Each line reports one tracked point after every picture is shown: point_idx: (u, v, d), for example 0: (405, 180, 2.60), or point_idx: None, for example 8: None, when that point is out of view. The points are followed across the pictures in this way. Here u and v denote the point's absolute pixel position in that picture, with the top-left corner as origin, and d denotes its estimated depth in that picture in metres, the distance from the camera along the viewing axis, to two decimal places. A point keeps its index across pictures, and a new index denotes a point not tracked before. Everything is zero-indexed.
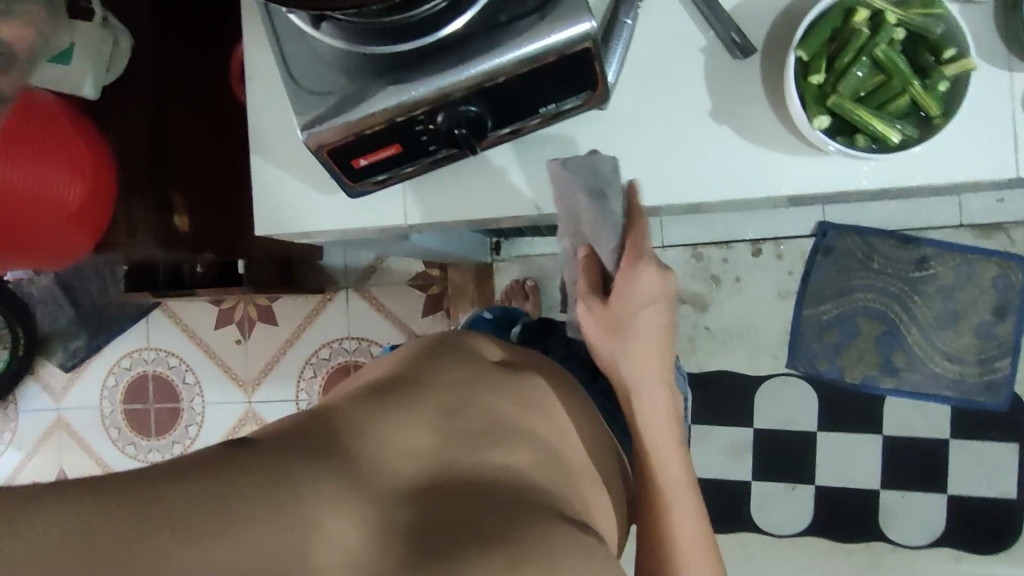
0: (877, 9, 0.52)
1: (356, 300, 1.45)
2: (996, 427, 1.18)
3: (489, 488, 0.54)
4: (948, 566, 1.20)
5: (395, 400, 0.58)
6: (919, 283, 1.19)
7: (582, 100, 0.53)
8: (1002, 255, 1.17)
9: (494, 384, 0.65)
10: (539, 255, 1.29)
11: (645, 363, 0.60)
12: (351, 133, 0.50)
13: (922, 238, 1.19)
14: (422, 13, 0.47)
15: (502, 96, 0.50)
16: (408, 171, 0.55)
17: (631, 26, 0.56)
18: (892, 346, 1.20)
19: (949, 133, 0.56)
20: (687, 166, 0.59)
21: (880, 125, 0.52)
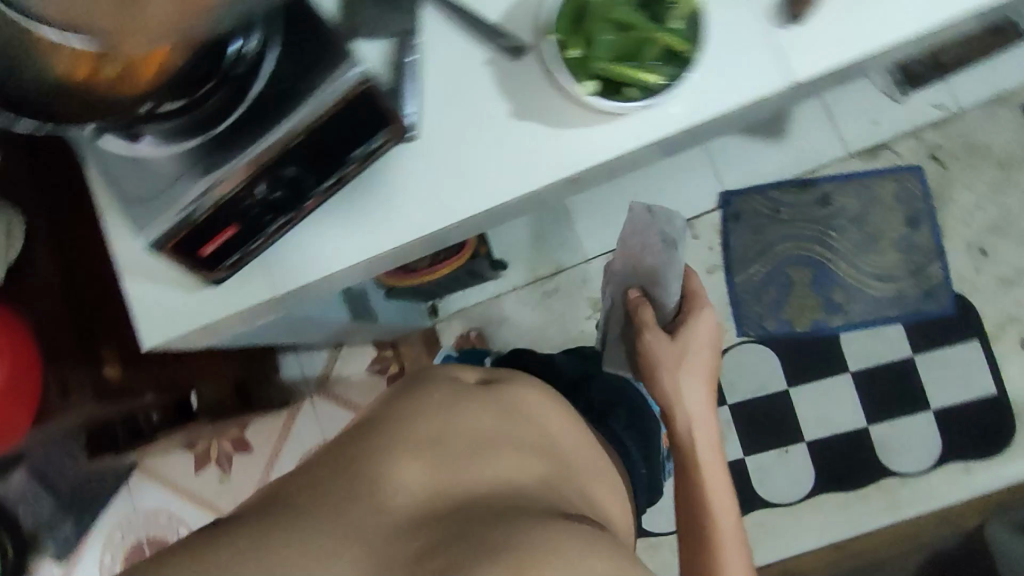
0: None
1: (325, 407, 1.47)
2: (952, 330, 1.20)
3: (489, 497, 0.59)
4: (961, 480, 1.17)
5: (388, 438, 0.64)
6: (830, 219, 1.24)
7: (385, 137, 0.56)
8: (893, 171, 1.24)
9: (480, 406, 0.71)
10: (475, 306, 1.31)
11: (695, 395, 0.84)
12: (189, 222, 0.55)
13: (817, 178, 1.25)
14: (212, 99, 0.53)
15: (307, 151, 0.55)
16: (257, 246, 0.59)
17: (416, 62, 0.60)
18: (829, 285, 1.23)
19: (724, 60, 0.57)
20: (499, 162, 0.59)
21: (648, 75, 0.55)
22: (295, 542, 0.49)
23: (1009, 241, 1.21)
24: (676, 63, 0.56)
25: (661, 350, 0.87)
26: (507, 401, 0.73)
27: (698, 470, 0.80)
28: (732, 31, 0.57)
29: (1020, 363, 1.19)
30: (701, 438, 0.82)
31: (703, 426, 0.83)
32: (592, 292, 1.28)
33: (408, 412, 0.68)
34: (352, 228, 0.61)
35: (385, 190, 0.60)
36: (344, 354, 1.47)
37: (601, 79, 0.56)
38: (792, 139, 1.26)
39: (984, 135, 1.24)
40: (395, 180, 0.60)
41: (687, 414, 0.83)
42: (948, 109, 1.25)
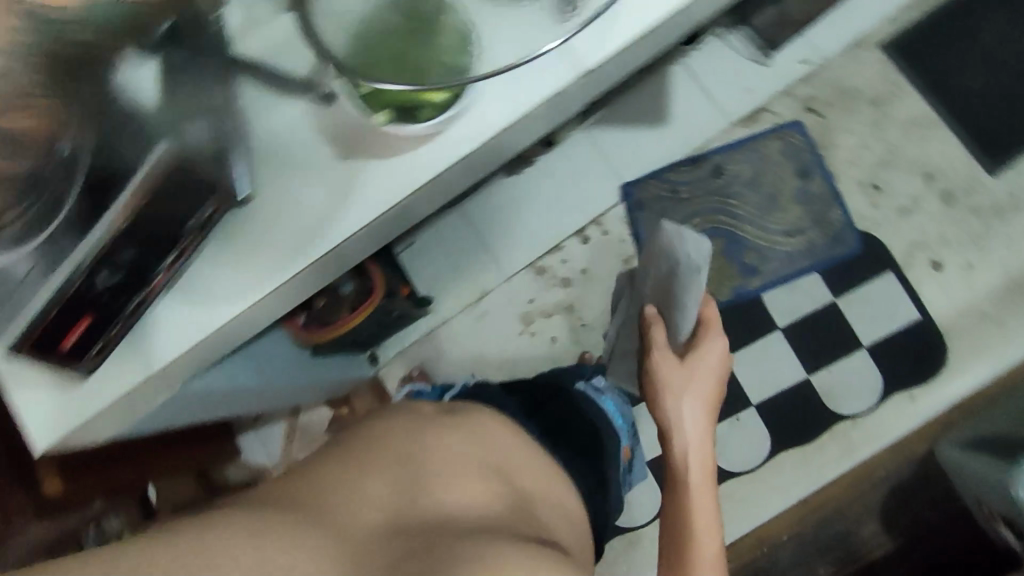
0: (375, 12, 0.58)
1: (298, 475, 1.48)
2: (865, 267, 1.24)
3: (455, 517, 0.62)
4: (908, 409, 1.20)
5: (351, 467, 0.67)
6: (727, 187, 1.28)
7: (213, 204, 0.59)
8: (776, 129, 1.29)
9: (450, 434, 0.75)
10: (413, 345, 1.33)
11: (693, 411, 0.83)
12: (41, 319, 0.58)
13: (706, 152, 1.30)
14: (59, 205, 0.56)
15: (135, 235, 0.57)
16: (118, 332, 0.61)
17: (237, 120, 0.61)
18: (739, 251, 1.26)
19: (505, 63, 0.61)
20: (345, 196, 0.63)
21: (437, 96, 0.57)
22: (234, 527, 0.51)
23: (898, 173, 1.26)
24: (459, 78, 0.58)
25: (675, 374, 0.86)
26: (482, 427, 0.79)
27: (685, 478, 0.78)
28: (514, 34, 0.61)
29: (934, 284, 1.23)
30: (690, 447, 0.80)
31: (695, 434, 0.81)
32: (520, 306, 1.31)
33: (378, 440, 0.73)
34: (227, 290, 0.63)
35: (252, 234, 0.63)
36: (303, 419, 1.50)
37: (394, 107, 0.57)
38: (675, 121, 1.31)
39: (852, 78, 1.29)
40: (254, 225, 0.63)
41: (683, 429, 0.82)
42: (814, 61, 1.30)
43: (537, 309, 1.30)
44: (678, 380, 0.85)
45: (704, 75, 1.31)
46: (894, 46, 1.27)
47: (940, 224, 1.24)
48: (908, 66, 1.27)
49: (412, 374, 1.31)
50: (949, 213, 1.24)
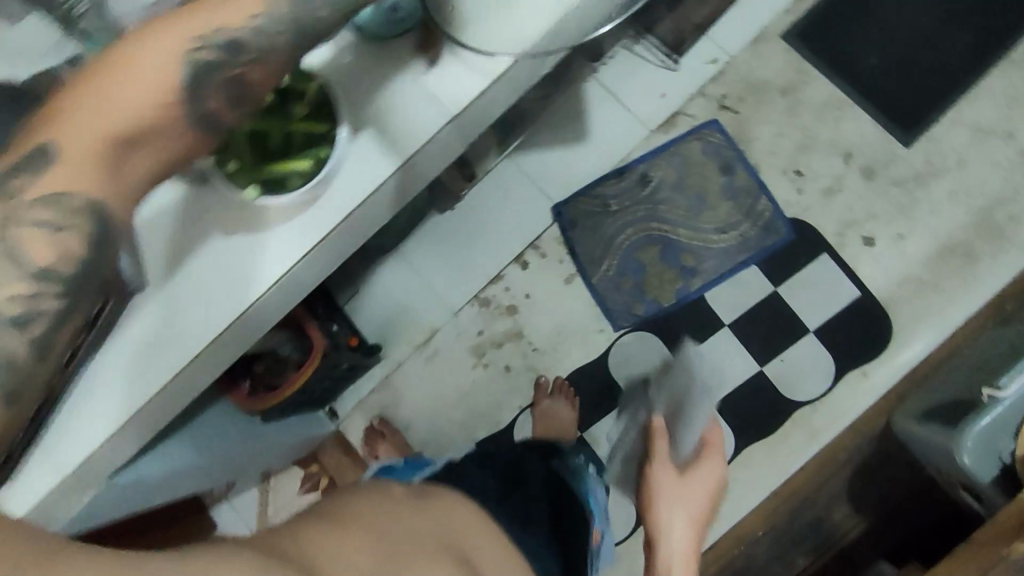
0: None
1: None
2: (799, 253, 1.26)
3: None
4: (862, 386, 1.21)
5: (327, 529, 0.59)
6: (654, 194, 1.29)
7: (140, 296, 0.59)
8: (694, 131, 1.30)
9: (413, 518, 0.67)
10: (370, 394, 1.33)
11: (682, 533, 0.77)
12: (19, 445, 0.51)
13: (629, 163, 1.31)
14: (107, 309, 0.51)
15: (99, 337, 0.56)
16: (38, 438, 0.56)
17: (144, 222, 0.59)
18: (675, 255, 1.27)
19: (397, 122, 0.62)
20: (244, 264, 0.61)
21: (297, 167, 0.58)
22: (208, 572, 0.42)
23: (818, 156, 1.28)
24: (317, 146, 0.58)
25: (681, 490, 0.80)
26: (457, 514, 0.73)
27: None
28: (392, 104, 0.62)
29: (870, 259, 1.25)
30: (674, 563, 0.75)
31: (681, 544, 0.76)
32: (470, 340, 1.30)
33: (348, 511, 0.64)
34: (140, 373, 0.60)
35: (218, 276, 0.61)
36: (276, 483, 1.45)
37: (258, 184, 0.58)
38: (595, 137, 1.32)
39: (760, 71, 1.30)
40: (224, 262, 0.61)
41: (669, 549, 0.75)
42: (721, 60, 1.31)
43: (487, 340, 1.30)
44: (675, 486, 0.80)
45: (617, 87, 1.32)
46: (795, 34, 1.29)
47: (866, 200, 1.26)
48: (811, 52, 1.29)
49: (372, 424, 1.30)
50: (872, 188, 1.26)
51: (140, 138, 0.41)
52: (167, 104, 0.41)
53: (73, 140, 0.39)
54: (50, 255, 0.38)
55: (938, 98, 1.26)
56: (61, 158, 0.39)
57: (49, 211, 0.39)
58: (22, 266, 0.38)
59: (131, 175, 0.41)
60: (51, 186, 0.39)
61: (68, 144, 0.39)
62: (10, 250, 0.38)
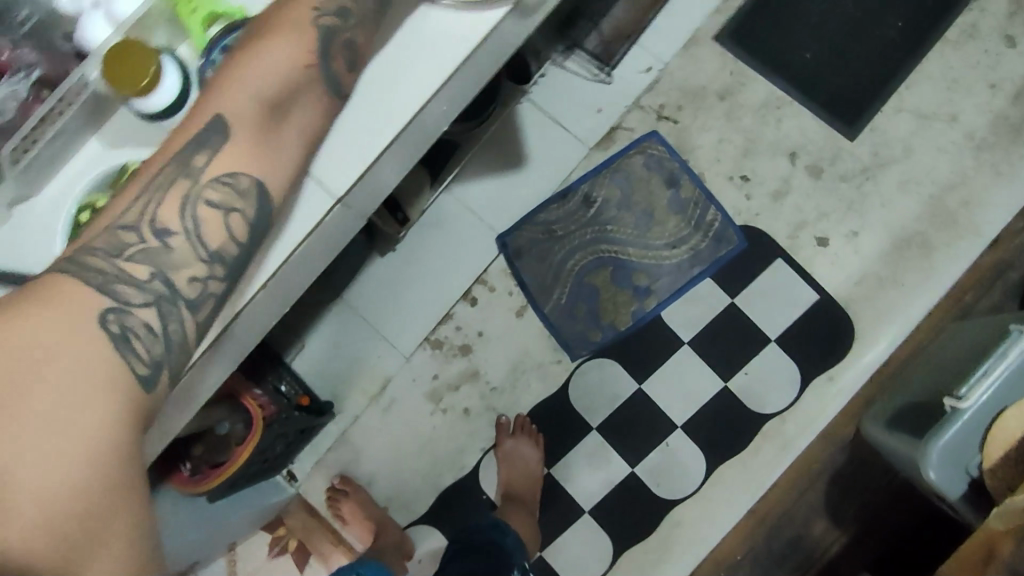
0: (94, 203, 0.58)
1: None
2: (752, 261, 1.22)
3: None
4: (829, 391, 1.18)
5: None
6: (602, 214, 1.25)
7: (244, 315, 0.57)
8: (634, 145, 1.25)
9: None
10: (329, 451, 1.27)
11: None
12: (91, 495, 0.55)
13: (572, 184, 1.26)
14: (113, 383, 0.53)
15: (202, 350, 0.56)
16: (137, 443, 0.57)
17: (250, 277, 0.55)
18: (627, 275, 1.24)
19: (402, 77, 0.56)
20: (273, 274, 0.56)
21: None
22: None
23: (762, 158, 1.24)
24: None
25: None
26: None
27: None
28: (400, 60, 0.56)
29: (824, 260, 1.21)
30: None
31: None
32: (425, 385, 1.25)
33: None
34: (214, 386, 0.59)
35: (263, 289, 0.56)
36: (242, 550, 1.30)
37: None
38: (534, 161, 1.27)
39: (695, 76, 1.26)
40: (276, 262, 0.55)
41: None
42: (656, 68, 1.27)
43: (443, 384, 1.25)
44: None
45: (551, 105, 1.26)
46: (728, 35, 1.25)
47: (814, 198, 1.22)
48: (746, 52, 1.25)
49: (334, 483, 1.26)
50: (820, 186, 1.22)
51: (286, 105, 0.50)
52: (302, 81, 0.50)
53: (236, 113, 0.48)
54: (222, 236, 0.49)
55: (877, 88, 1.22)
56: (230, 137, 0.49)
57: (224, 190, 0.49)
58: (204, 250, 0.49)
59: (288, 147, 0.50)
60: (225, 167, 0.49)
61: (227, 134, 0.49)
62: (197, 231, 0.48)
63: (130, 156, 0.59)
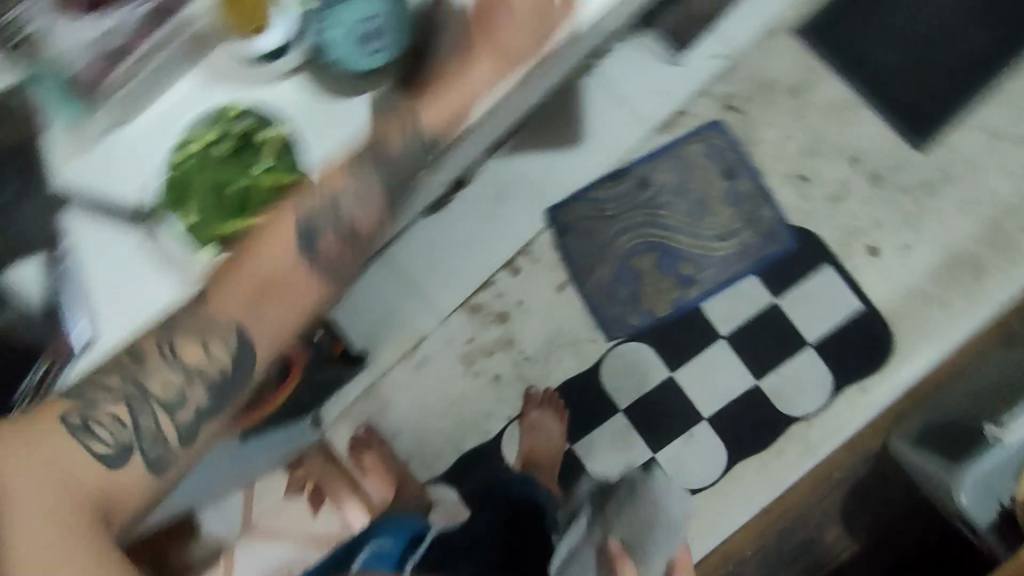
0: (196, 142, 0.57)
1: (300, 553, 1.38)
2: (800, 263, 1.21)
3: None
4: (860, 401, 1.18)
5: None
6: (655, 198, 1.24)
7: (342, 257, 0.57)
8: (695, 132, 1.24)
9: None
10: (357, 401, 1.29)
11: None
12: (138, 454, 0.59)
13: (628, 165, 1.25)
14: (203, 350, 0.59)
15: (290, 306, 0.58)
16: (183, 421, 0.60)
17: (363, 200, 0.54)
18: (672, 262, 1.23)
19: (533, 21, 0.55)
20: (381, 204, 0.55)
21: (258, 219, 0.55)
22: None
23: (825, 159, 1.21)
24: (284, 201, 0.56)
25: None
26: None
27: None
28: None
29: (873, 271, 1.20)
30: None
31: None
32: (459, 347, 1.27)
33: None
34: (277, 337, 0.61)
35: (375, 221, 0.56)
36: (259, 488, 1.30)
37: (218, 240, 0.56)
38: (593, 137, 1.25)
39: (767, 69, 1.23)
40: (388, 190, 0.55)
41: None
42: (726, 57, 1.24)
43: (476, 348, 1.26)
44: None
45: (617, 81, 1.23)
46: (805, 30, 1.22)
47: (872, 207, 1.20)
48: (823, 49, 1.22)
49: (358, 433, 1.28)
50: (879, 195, 1.20)
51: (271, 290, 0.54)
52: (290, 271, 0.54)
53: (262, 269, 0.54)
54: (201, 357, 0.55)
55: (952, 102, 1.19)
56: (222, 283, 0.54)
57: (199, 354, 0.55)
58: (180, 364, 0.55)
59: (283, 314, 0.55)
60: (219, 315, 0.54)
61: (243, 279, 0.54)
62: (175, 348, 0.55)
63: (228, 98, 0.58)
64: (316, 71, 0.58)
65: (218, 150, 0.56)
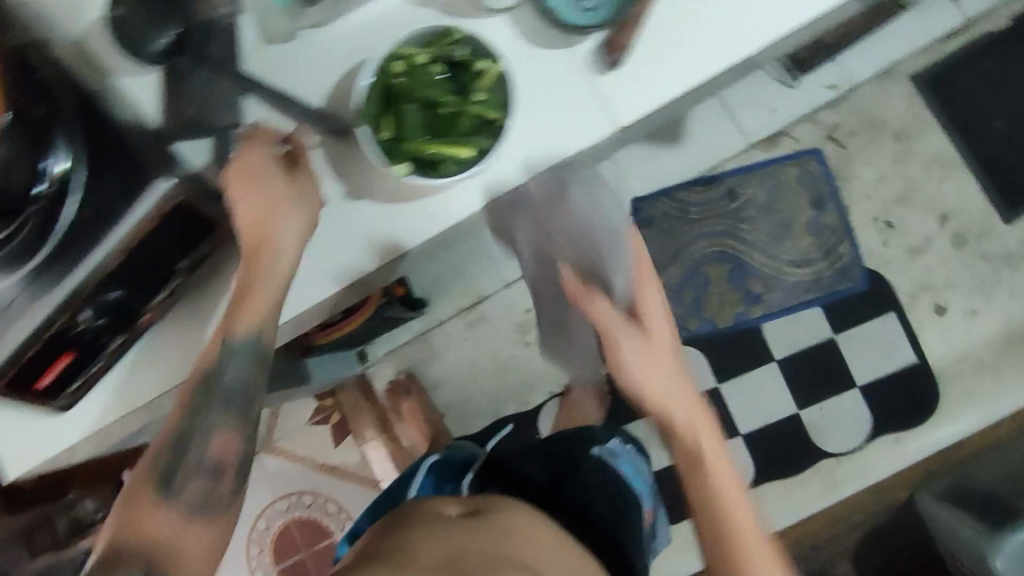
0: (411, 58, 0.56)
1: (318, 476, 1.43)
2: (867, 305, 1.22)
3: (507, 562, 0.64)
4: (895, 451, 1.20)
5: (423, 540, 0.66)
6: (740, 211, 1.25)
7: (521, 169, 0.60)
8: (795, 156, 1.24)
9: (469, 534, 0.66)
10: (405, 345, 1.31)
11: (653, 374, 0.63)
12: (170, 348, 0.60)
13: (722, 173, 1.25)
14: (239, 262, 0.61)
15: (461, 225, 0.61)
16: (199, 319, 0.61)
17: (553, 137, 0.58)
18: (743, 278, 1.24)
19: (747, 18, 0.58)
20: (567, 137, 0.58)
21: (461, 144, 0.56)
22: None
23: (914, 211, 1.22)
24: (488, 131, 0.56)
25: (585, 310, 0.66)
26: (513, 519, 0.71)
27: (688, 444, 0.62)
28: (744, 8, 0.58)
29: (936, 328, 1.21)
30: (697, 439, 0.62)
31: (692, 414, 0.63)
32: (516, 315, 1.28)
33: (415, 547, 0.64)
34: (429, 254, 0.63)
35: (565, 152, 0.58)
36: (288, 410, 1.44)
37: (414, 158, 0.56)
38: (692, 139, 1.25)
39: (877, 109, 1.24)
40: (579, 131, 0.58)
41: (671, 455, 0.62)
42: (841, 88, 1.24)
43: (533, 320, 1.28)
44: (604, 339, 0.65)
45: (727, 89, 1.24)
46: (924, 80, 1.23)
47: (949, 267, 1.22)
48: (936, 102, 1.23)
49: (400, 377, 1.29)
50: (958, 256, 1.22)
51: None
52: None
53: None
54: None
55: None
56: None
57: None
58: None
59: None
60: None
61: None
62: None
63: (434, 22, 0.59)
64: (530, 12, 0.58)
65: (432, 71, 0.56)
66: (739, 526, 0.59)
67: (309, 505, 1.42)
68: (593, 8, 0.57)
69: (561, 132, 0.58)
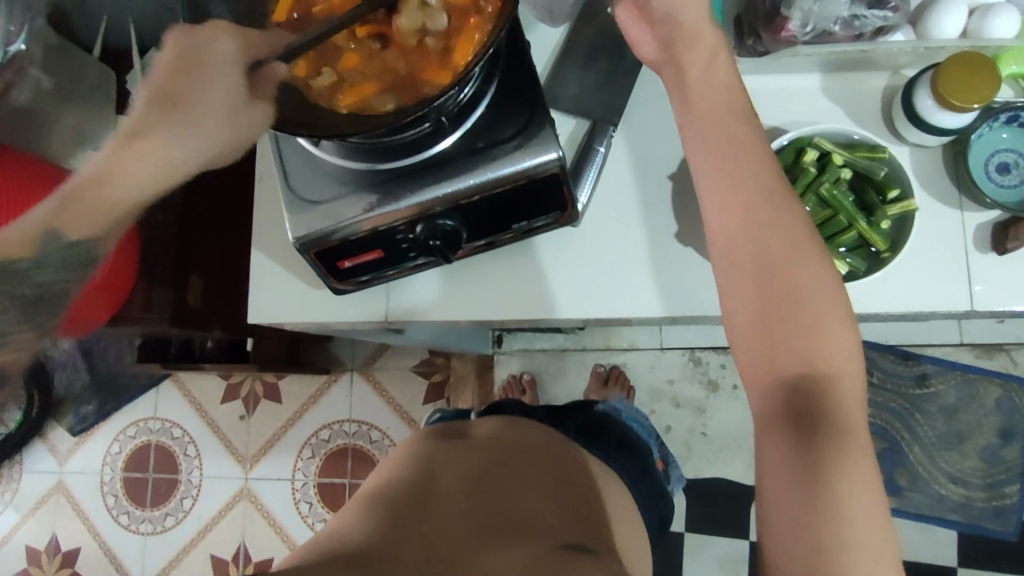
0: (825, 150, 0.55)
1: (395, 421, 1.42)
2: (1008, 558, 1.11)
3: (517, 499, 0.67)
4: None
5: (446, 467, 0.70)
6: (920, 400, 1.16)
7: None
8: (1006, 377, 1.14)
9: (483, 467, 0.70)
10: (539, 351, 1.31)
11: (718, 137, 0.47)
12: (408, 266, 0.60)
13: (922, 354, 1.17)
14: (537, 225, 0.59)
15: None
16: (478, 246, 0.60)
17: (906, 283, 0.55)
18: (893, 464, 1.16)
19: None
20: (918, 295, 0.55)
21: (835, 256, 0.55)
22: (389, 527, 0.60)
23: None
24: (860, 254, 0.57)
25: (704, 106, 0.48)
26: (534, 445, 0.76)
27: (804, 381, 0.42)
28: None
29: None
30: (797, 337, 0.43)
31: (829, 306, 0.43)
32: (655, 380, 1.26)
33: (429, 488, 0.67)
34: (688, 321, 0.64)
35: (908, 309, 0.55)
36: (391, 352, 1.44)
37: None
38: None
39: None
40: (932, 290, 0.55)
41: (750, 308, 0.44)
42: None
43: (670, 393, 1.25)
44: (711, 150, 0.47)
45: None
46: None
47: None
48: None
49: (522, 377, 1.29)
50: None
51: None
52: None
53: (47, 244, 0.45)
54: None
55: None
56: None
57: None
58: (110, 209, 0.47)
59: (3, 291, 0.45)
60: None
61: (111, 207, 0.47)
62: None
63: (833, 119, 0.59)
64: (936, 157, 0.57)
65: (845, 177, 0.55)
66: (846, 422, 0.42)
67: (373, 441, 1.42)
68: (1006, 185, 0.56)
69: (914, 286, 0.55)
